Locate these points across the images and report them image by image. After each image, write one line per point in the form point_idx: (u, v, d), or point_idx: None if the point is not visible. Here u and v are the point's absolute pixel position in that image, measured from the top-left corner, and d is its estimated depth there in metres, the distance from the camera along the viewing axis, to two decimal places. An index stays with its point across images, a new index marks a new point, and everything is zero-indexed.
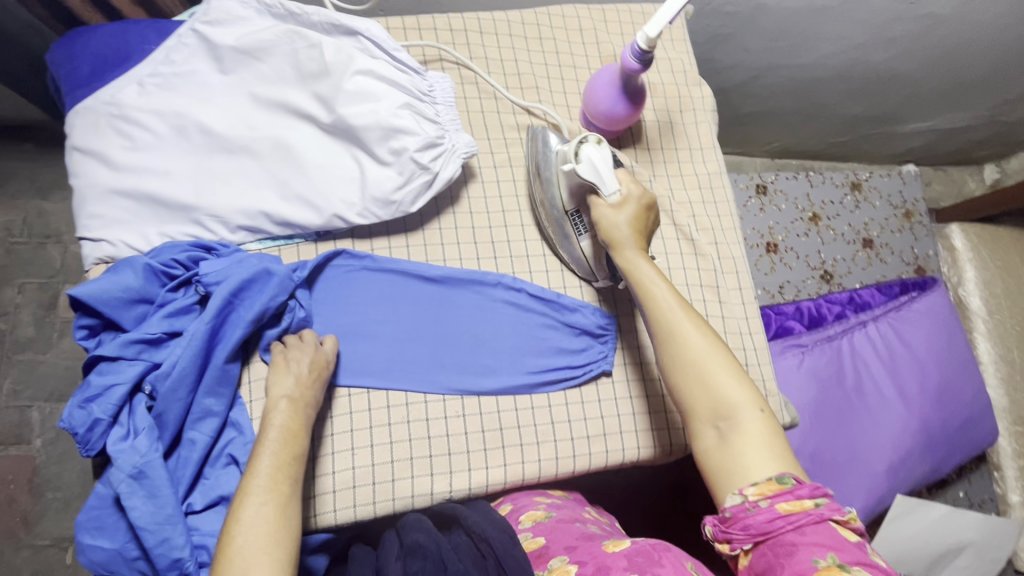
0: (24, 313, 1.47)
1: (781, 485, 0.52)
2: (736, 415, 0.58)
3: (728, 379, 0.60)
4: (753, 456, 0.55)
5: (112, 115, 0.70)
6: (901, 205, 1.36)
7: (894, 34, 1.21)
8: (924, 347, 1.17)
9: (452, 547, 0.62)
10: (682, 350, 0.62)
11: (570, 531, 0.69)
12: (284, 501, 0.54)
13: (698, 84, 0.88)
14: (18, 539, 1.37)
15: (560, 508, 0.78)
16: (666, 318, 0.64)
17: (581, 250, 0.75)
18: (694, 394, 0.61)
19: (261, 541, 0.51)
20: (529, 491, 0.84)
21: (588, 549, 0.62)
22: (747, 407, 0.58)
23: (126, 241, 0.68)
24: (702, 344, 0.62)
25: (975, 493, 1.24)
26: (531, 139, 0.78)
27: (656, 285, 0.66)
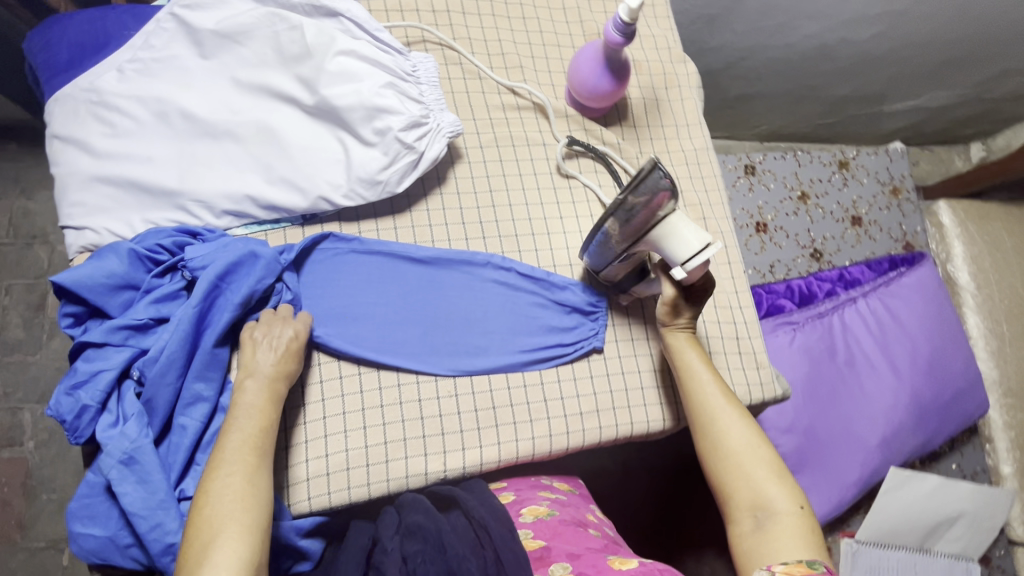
0: (12, 315, 1.46)
1: (810, 569, 0.53)
2: (772, 505, 0.63)
3: (766, 470, 0.65)
4: (788, 544, 0.60)
5: (92, 101, 0.69)
6: (888, 182, 1.37)
7: (876, 11, 1.21)
8: (915, 321, 1.18)
9: (451, 529, 0.65)
10: (723, 437, 0.67)
11: (571, 537, 0.73)
12: (252, 469, 0.55)
13: (683, 61, 0.88)
14: (13, 542, 1.36)
15: (562, 507, 0.82)
16: (708, 407, 0.69)
17: (612, 270, 0.73)
18: (731, 478, 0.65)
19: (232, 510, 0.52)
20: (532, 485, 0.88)
21: (592, 563, 0.67)
22: (783, 501, 0.63)
23: (110, 228, 0.68)
24: (742, 434, 0.67)
25: (968, 465, 1.25)
26: (649, 174, 0.59)
27: (702, 372, 0.71)
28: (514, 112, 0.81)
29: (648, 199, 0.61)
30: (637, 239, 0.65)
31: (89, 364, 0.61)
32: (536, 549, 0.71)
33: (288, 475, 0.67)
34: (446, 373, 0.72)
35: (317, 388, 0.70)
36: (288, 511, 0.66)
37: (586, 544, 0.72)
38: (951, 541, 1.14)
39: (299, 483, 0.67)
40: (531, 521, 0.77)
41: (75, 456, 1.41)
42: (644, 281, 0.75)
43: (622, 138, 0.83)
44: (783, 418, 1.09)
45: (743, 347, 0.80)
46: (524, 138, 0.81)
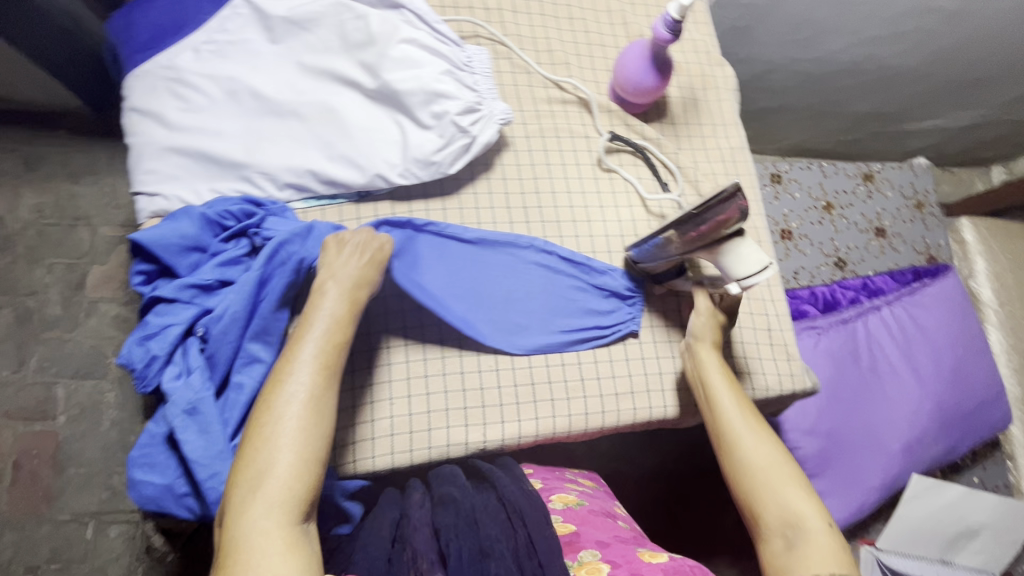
0: (52, 292, 1.44)
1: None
2: (803, 524, 0.59)
3: (794, 487, 0.62)
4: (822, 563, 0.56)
5: (169, 78, 0.74)
6: (912, 197, 1.39)
7: (904, 29, 1.24)
8: (939, 330, 1.19)
9: (483, 505, 0.70)
10: (748, 452, 0.65)
11: (601, 528, 0.73)
12: (319, 386, 0.57)
13: (721, 64, 0.92)
14: (40, 513, 1.33)
15: (590, 498, 0.83)
16: (731, 424, 0.67)
17: (658, 266, 0.75)
18: (758, 492, 0.62)
19: (291, 434, 0.53)
20: (559, 476, 0.90)
21: (621, 554, 0.67)
22: (813, 518, 0.59)
23: (180, 196, 0.72)
24: (766, 450, 0.64)
25: (990, 479, 1.24)
26: (726, 199, 0.59)
27: (722, 389, 0.70)
28: (559, 106, 0.85)
29: (718, 214, 0.60)
30: (697, 248, 0.65)
31: (159, 318, 0.65)
32: (566, 534, 0.72)
33: (336, 437, 0.71)
34: (488, 348, 0.76)
35: (367, 356, 0.74)
36: (335, 470, 0.70)
37: (614, 535, 0.72)
38: (972, 553, 1.13)
39: (346, 446, 0.71)
40: (560, 507, 0.79)
41: (105, 432, 1.38)
42: (682, 276, 0.77)
43: (661, 134, 0.87)
44: (806, 419, 1.10)
45: (775, 338, 0.83)
46: (568, 130, 0.84)
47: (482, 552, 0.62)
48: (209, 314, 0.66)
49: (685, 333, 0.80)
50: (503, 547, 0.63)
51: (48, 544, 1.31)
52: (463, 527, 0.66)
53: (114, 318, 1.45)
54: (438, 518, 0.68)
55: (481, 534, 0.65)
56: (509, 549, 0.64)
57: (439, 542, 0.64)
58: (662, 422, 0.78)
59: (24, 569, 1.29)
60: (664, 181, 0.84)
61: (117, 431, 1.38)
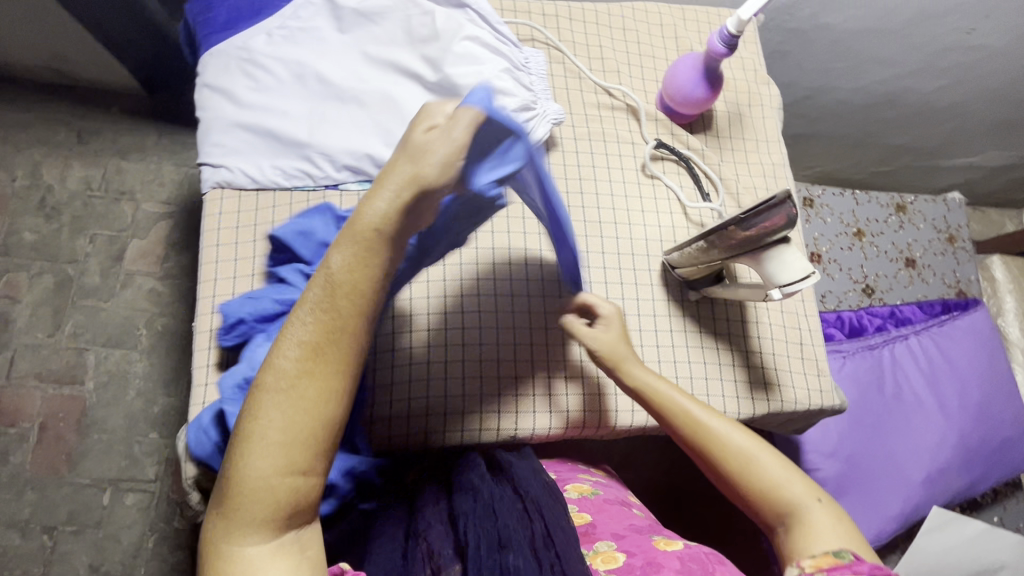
0: (92, 262, 1.39)
1: (838, 560, 0.51)
2: (798, 508, 0.58)
3: (764, 459, 0.61)
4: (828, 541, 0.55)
5: (242, 58, 0.78)
6: (944, 230, 1.39)
7: (948, 63, 1.25)
8: (965, 363, 1.19)
9: (501, 498, 0.67)
10: (710, 444, 0.63)
11: (615, 518, 0.74)
12: (310, 369, 0.43)
13: (766, 83, 0.94)
14: (60, 475, 1.26)
15: (604, 487, 0.84)
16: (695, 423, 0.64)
17: (692, 268, 0.77)
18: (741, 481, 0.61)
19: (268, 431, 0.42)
20: (572, 467, 0.89)
21: (636, 541, 0.68)
22: (804, 496, 0.58)
23: (243, 170, 0.77)
24: (728, 434, 0.63)
25: (1012, 520, 1.21)
26: (778, 207, 0.60)
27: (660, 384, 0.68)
28: (608, 111, 0.88)
29: (766, 220, 0.62)
30: (740, 252, 0.67)
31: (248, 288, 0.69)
32: (582, 525, 0.73)
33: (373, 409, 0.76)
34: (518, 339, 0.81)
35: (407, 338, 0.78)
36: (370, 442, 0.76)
37: (629, 524, 0.73)
38: None
39: (381, 422, 0.76)
40: (575, 496, 0.80)
41: (130, 401, 1.32)
42: (720, 284, 0.78)
43: (706, 145, 0.89)
44: (827, 441, 1.09)
45: (806, 353, 0.83)
46: (615, 135, 0.87)
47: (501, 543, 0.60)
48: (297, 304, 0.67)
49: (718, 339, 0.81)
50: (520, 537, 0.62)
51: (65, 507, 1.25)
52: (481, 514, 0.64)
53: (149, 292, 1.38)
54: (455, 503, 0.66)
55: (499, 523, 0.63)
56: (526, 539, 0.62)
57: (454, 530, 0.63)
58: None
59: (40, 529, 1.23)
60: (706, 191, 0.86)
61: (142, 401, 1.32)
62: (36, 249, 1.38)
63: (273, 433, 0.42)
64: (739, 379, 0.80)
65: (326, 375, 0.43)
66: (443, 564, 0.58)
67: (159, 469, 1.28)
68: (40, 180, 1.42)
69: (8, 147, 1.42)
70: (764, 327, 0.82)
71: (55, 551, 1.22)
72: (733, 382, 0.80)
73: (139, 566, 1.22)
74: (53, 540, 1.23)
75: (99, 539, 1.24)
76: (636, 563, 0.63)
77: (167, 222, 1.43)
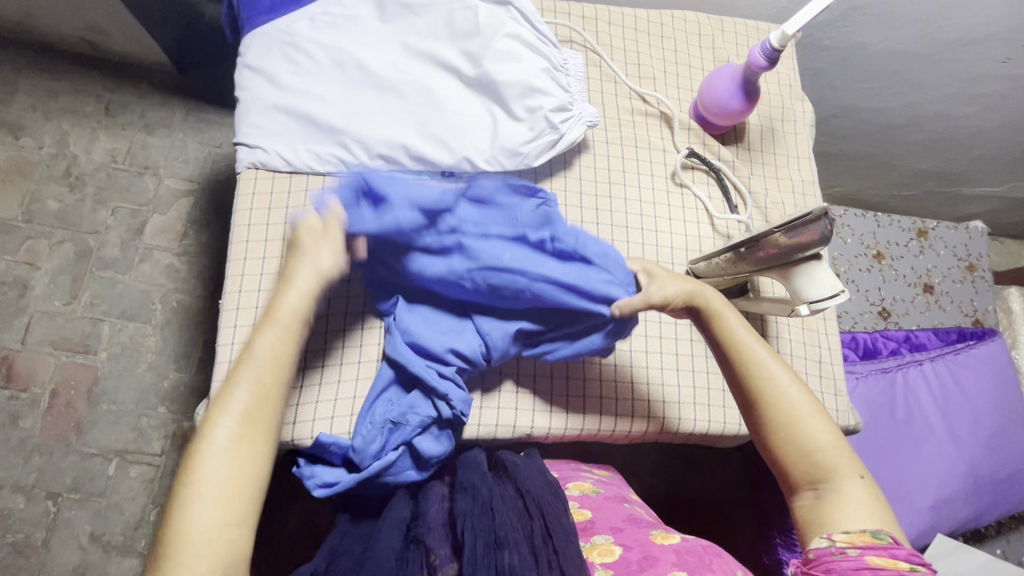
0: (111, 234, 1.40)
1: (873, 539, 0.53)
2: (835, 476, 0.58)
3: (818, 420, 0.60)
4: (859, 515, 0.55)
5: (284, 42, 0.79)
6: (965, 258, 1.38)
7: (980, 91, 1.25)
8: (979, 393, 1.18)
9: (501, 497, 0.70)
10: (777, 394, 0.61)
11: (616, 513, 0.72)
12: (244, 432, 0.54)
13: (801, 99, 0.93)
14: (68, 443, 1.28)
15: (606, 485, 0.82)
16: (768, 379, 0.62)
17: (715, 274, 0.77)
18: (793, 438, 0.59)
19: (224, 472, 0.52)
20: (574, 467, 0.88)
21: (635, 536, 0.67)
22: (845, 465, 0.58)
23: (278, 152, 0.78)
24: (792, 386, 0.61)
25: (1015, 554, 1.20)
26: (814, 225, 0.61)
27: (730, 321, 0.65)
28: (641, 117, 0.88)
29: (799, 235, 0.62)
30: (768, 266, 0.67)
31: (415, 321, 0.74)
32: (582, 521, 0.72)
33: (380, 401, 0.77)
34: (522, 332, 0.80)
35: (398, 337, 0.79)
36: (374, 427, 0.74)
37: (628, 519, 0.71)
38: None
39: None
40: (577, 494, 0.79)
41: (141, 373, 1.33)
42: (744, 295, 0.78)
43: (736, 157, 0.89)
44: None
45: (825, 371, 0.83)
46: (647, 141, 0.87)
47: (497, 542, 0.62)
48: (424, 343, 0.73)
49: None
50: (518, 536, 0.63)
51: (71, 474, 1.26)
52: (479, 515, 0.66)
53: (166, 267, 1.39)
54: (455, 505, 0.69)
55: (496, 523, 0.65)
56: (524, 538, 0.63)
57: (453, 537, 0.65)
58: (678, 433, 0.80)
59: (45, 494, 1.24)
60: (734, 203, 0.86)
61: (153, 374, 1.33)
62: (59, 218, 1.40)
63: (214, 478, 0.51)
64: None
65: (258, 435, 0.55)
66: (439, 564, 0.61)
67: (165, 443, 1.29)
68: (65, 150, 1.43)
69: (38, 115, 1.44)
70: (783, 342, 0.82)
71: (59, 517, 1.23)
72: None
73: (141, 538, 1.23)
74: (57, 506, 1.24)
75: (103, 508, 1.24)
76: (633, 556, 0.62)
77: (188, 198, 1.44)
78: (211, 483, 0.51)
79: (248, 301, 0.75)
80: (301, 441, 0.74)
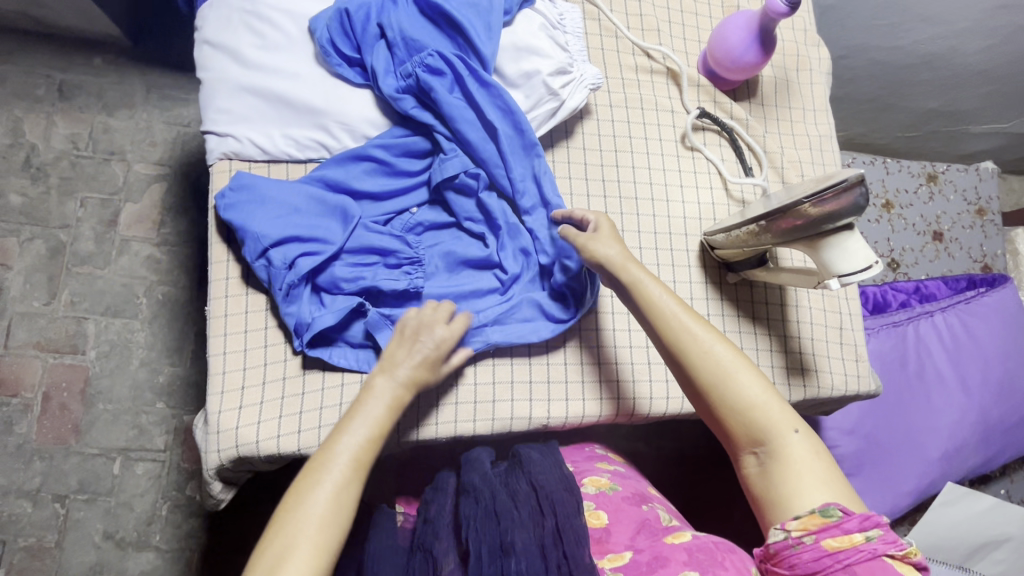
0: (83, 228, 1.31)
1: (825, 520, 0.51)
2: (774, 441, 0.57)
3: (729, 354, 0.59)
4: (801, 479, 0.54)
5: (246, 11, 0.71)
6: (974, 202, 1.34)
7: (997, 23, 1.17)
8: (991, 341, 1.17)
9: (508, 495, 0.68)
10: (685, 338, 0.60)
11: (633, 520, 0.71)
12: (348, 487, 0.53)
13: (817, 45, 0.86)
14: (68, 445, 1.23)
15: (623, 480, 0.80)
16: (713, 364, 0.59)
17: (732, 246, 0.72)
18: (706, 382, 0.59)
19: (314, 523, 0.50)
20: (588, 456, 0.86)
21: (648, 541, 0.67)
22: (783, 432, 0.57)
23: (251, 139, 0.69)
24: (712, 342, 0.60)
25: (1017, 492, 1.23)
26: (848, 192, 0.56)
27: (631, 270, 0.63)
28: (646, 75, 0.81)
29: (827, 205, 0.57)
30: (795, 238, 0.62)
31: (277, 210, 0.66)
32: (597, 528, 0.71)
33: None
34: None
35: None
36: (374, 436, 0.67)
37: (646, 526, 0.70)
38: (996, 562, 1.08)
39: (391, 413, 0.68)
40: (593, 492, 0.77)
41: (134, 370, 1.26)
42: (763, 267, 0.74)
43: (749, 114, 0.82)
44: (848, 419, 1.10)
45: (846, 338, 0.81)
46: (654, 102, 0.80)
47: (503, 548, 0.62)
48: (395, 256, 0.68)
49: (757, 324, 0.78)
50: (528, 540, 0.63)
51: (75, 476, 1.22)
52: (483, 518, 0.65)
53: (146, 259, 1.30)
54: (459, 508, 0.67)
55: (502, 525, 0.64)
56: (536, 540, 0.63)
57: (460, 543, 0.65)
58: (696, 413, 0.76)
59: (52, 497, 1.21)
60: (749, 165, 0.80)
61: (147, 370, 1.26)
62: (25, 214, 1.30)
63: (315, 511, 0.51)
64: (777, 365, 0.77)
65: (353, 491, 0.54)
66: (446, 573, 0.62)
67: (168, 439, 1.24)
68: (21, 138, 1.32)
69: None
70: (804, 311, 0.79)
71: (69, 518, 1.20)
72: (770, 367, 0.77)
73: (154, 533, 1.21)
74: (65, 508, 1.21)
75: (112, 507, 1.21)
76: (642, 559, 0.63)
77: (161, 184, 1.34)
78: (309, 517, 0.50)
79: (237, 305, 0.69)
80: (308, 450, 0.65)
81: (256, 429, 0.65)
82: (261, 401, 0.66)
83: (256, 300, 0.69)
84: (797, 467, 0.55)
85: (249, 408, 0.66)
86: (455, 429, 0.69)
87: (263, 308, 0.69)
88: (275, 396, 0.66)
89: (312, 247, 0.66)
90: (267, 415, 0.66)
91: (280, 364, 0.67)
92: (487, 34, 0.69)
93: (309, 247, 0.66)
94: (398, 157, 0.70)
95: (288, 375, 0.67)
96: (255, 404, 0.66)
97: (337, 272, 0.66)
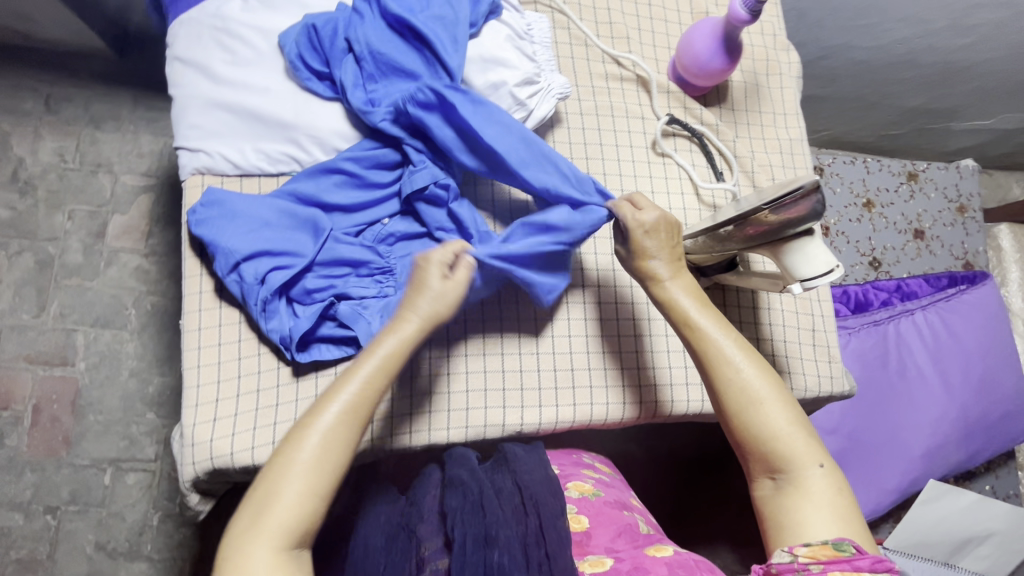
0: (72, 240, 1.32)
1: (837, 553, 0.52)
2: (794, 468, 0.58)
3: (756, 377, 0.60)
4: (814, 509, 0.56)
5: (216, 28, 0.72)
6: (955, 200, 1.35)
7: (975, 21, 1.16)
8: (972, 339, 1.17)
9: (494, 492, 0.68)
10: (717, 359, 0.61)
11: (612, 524, 0.72)
12: (343, 437, 0.54)
13: (786, 49, 0.87)
14: (59, 457, 1.24)
15: (606, 487, 0.81)
16: (738, 387, 0.60)
17: (697, 254, 0.73)
18: (730, 401, 0.60)
19: (305, 472, 0.51)
20: (575, 461, 0.86)
21: (629, 549, 0.67)
22: (805, 463, 0.58)
23: (223, 154, 0.70)
24: (742, 363, 0.60)
25: (1002, 488, 1.24)
26: (803, 198, 0.57)
27: (669, 285, 0.64)
28: (616, 83, 0.82)
29: (787, 212, 0.58)
30: (758, 244, 0.63)
31: (248, 226, 0.67)
32: (578, 532, 0.71)
33: None
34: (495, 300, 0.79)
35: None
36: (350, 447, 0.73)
37: (626, 535, 0.71)
38: (979, 558, 1.11)
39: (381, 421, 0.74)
40: (575, 496, 0.77)
41: (124, 381, 1.27)
42: (732, 271, 0.74)
43: (720, 119, 0.83)
44: (830, 419, 1.11)
45: (819, 339, 0.81)
46: (624, 109, 0.81)
47: (487, 540, 0.61)
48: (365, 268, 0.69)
49: None
50: (511, 535, 0.62)
51: (67, 487, 1.23)
52: (469, 511, 0.64)
53: (135, 269, 1.31)
54: (445, 500, 0.67)
55: (487, 519, 0.64)
56: (518, 536, 0.63)
57: (445, 528, 0.65)
58: (668, 417, 0.81)
59: (44, 509, 1.22)
60: (720, 170, 0.81)
61: (136, 381, 1.27)
62: (13, 227, 1.31)
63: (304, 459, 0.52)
64: None
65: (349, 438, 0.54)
66: (428, 557, 0.63)
67: (159, 449, 1.25)
68: (9, 152, 1.33)
69: None
70: (776, 313, 0.80)
71: (61, 529, 1.21)
72: None
73: (146, 543, 1.21)
74: (57, 520, 1.21)
75: (104, 517, 1.22)
76: (624, 567, 0.62)
77: (148, 194, 1.35)
78: (300, 465, 0.52)
79: (211, 319, 0.69)
80: None
81: (230, 441, 0.66)
82: (236, 412, 0.67)
83: (230, 314, 0.70)
84: (813, 498, 0.57)
85: (224, 420, 0.67)
86: (429, 438, 0.75)
87: (236, 321, 0.69)
88: (249, 408, 0.67)
89: (284, 262, 0.66)
90: (242, 427, 0.66)
91: (254, 377, 0.68)
92: (453, 45, 0.70)
93: (281, 262, 0.66)
94: (371, 169, 0.71)
95: (262, 388, 0.68)
96: (229, 417, 0.67)
97: (308, 284, 0.67)
